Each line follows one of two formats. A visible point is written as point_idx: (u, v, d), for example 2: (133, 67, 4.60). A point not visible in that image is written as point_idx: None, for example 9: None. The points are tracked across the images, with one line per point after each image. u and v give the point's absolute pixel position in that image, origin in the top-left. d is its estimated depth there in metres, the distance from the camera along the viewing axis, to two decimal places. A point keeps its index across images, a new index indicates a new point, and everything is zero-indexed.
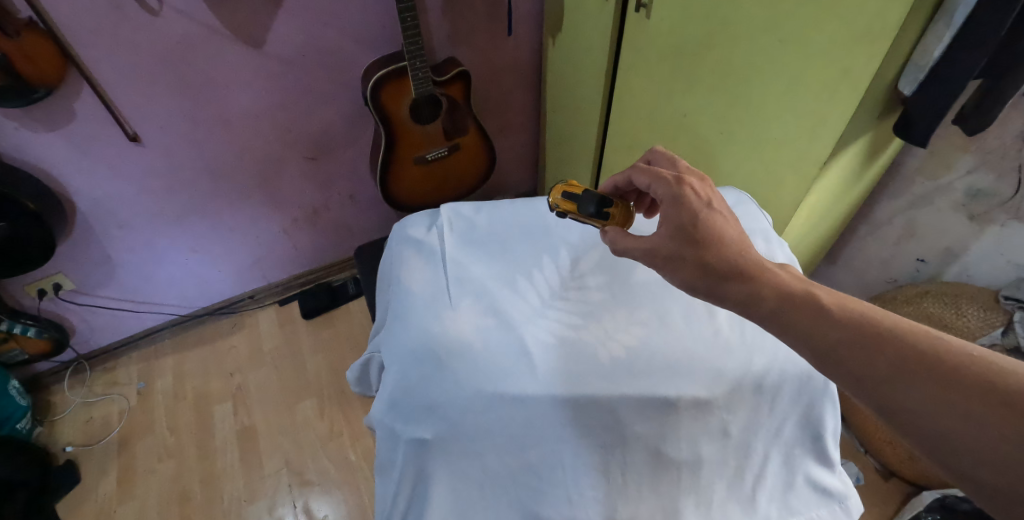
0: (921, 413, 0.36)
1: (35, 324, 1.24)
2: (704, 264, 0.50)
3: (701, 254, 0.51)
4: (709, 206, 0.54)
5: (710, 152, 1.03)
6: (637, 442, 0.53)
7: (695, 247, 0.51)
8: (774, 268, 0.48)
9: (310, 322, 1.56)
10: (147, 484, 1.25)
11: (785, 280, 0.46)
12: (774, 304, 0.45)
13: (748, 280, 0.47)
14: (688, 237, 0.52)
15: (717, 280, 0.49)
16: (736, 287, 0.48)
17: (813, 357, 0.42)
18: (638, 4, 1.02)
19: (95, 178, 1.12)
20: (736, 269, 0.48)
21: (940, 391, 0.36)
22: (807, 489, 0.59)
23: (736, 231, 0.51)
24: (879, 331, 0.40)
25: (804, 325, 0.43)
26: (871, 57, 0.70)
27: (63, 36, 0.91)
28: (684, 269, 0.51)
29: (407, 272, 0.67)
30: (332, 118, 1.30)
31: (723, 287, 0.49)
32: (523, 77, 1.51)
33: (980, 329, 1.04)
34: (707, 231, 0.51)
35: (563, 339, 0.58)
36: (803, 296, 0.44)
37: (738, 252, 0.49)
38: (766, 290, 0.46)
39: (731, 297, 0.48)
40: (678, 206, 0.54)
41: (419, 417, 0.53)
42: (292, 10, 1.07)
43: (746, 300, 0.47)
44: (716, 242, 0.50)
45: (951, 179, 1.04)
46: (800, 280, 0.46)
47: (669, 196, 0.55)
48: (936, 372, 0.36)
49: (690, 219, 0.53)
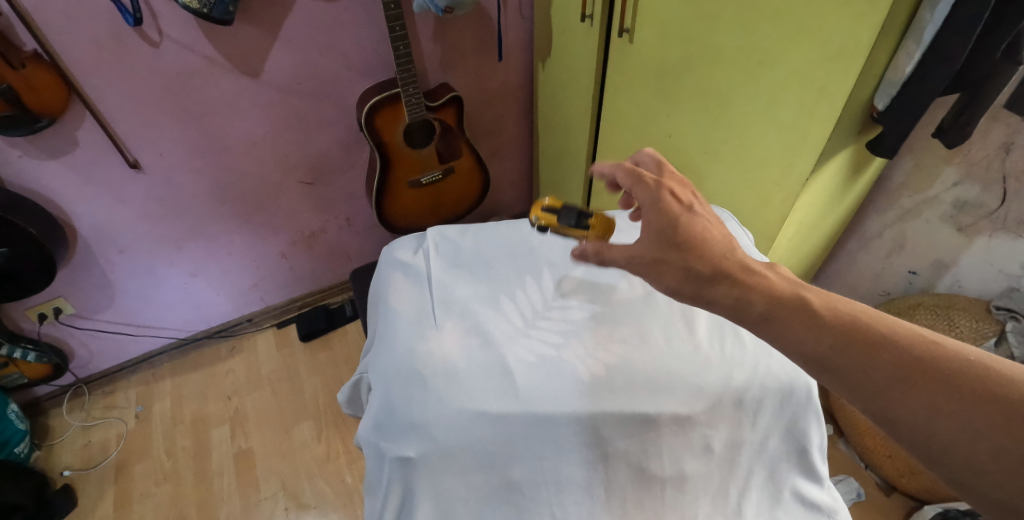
0: (921, 420, 0.37)
1: (35, 349, 1.26)
2: (688, 270, 0.51)
3: (687, 259, 0.51)
4: (690, 210, 0.55)
5: (697, 172, 1.06)
6: (619, 458, 0.54)
7: (679, 251, 0.52)
8: (762, 271, 0.48)
9: (308, 344, 1.58)
10: (143, 508, 1.25)
11: (774, 282, 0.47)
12: (763, 308, 0.46)
13: (734, 285, 0.48)
14: (667, 242, 0.53)
15: (699, 284, 0.50)
16: (724, 291, 0.48)
17: (804, 362, 0.43)
18: (621, 29, 1.05)
19: (97, 204, 1.14)
20: (721, 272, 0.49)
21: (939, 398, 0.37)
22: (796, 504, 0.58)
23: (719, 232, 0.53)
24: (872, 336, 0.40)
25: (789, 328, 0.44)
26: (845, 77, 0.72)
27: (66, 68, 0.95)
28: (669, 272, 0.52)
29: (394, 294, 0.68)
30: (329, 143, 1.33)
31: (710, 292, 0.49)
32: (515, 99, 1.54)
33: (973, 340, 1.04)
34: (689, 235, 0.52)
35: (544, 359, 0.59)
36: (791, 299, 0.45)
37: (724, 256, 0.50)
38: (753, 295, 0.46)
39: (720, 301, 0.48)
40: (659, 211, 0.55)
41: (404, 435, 0.54)
42: (288, 39, 1.11)
43: (734, 304, 0.47)
44: (700, 244, 0.51)
45: (937, 192, 1.05)
46: (788, 282, 0.47)
47: (650, 200, 0.56)
48: (933, 377, 0.37)
49: (670, 223, 0.54)
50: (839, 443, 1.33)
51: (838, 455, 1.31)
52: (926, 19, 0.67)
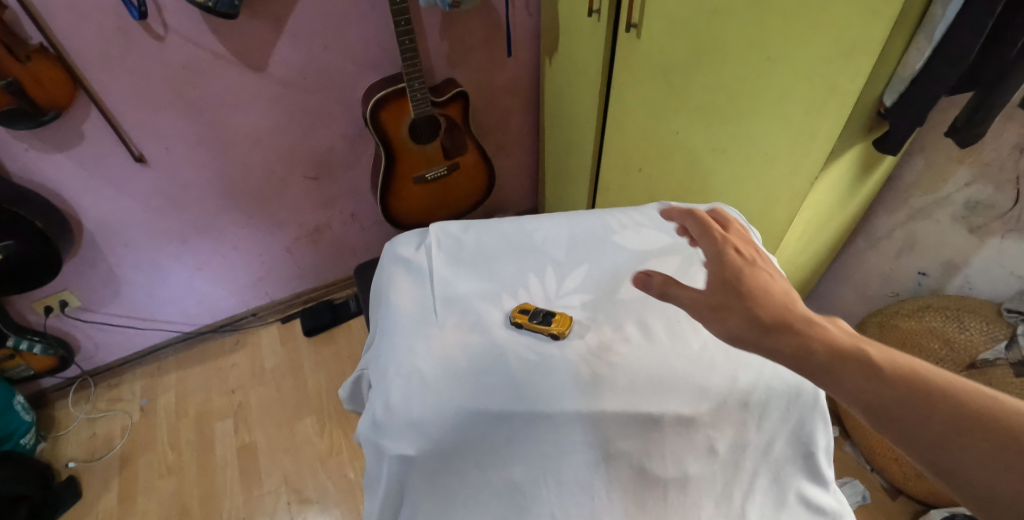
0: (985, 480, 0.34)
1: (41, 340, 1.27)
2: (750, 319, 0.47)
3: (748, 307, 0.48)
4: (753, 263, 0.52)
5: (703, 171, 1.05)
6: (620, 458, 0.54)
7: (742, 299, 0.48)
8: (821, 321, 0.45)
9: (312, 339, 1.58)
10: (146, 500, 1.25)
11: (833, 332, 0.44)
12: (824, 358, 0.42)
13: (792, 333, 0.44)
14: (728, 292, 0.50)
15: (761, 333, 0.46)
16: (784, 340, 0.45)
17: (862, 415, 0.40)
18: (628, 25, 1.04)
19: (102, 197, 1.15)
20: (783, 321, 0.46)
21: (1002, 458, 0.34)
22: (802, 509, 0.56)
23: (782, 286, 0.49)
24: (933, 391, 0.38)
25: (848, 380, 0.40)
26: (858, 74, 0.71)
27: (71, 61, 0.95)
28: (732, 319, 0.48)
29: (395, 290, 0.68)
30: (334, 139, 1.33)
31: (769, 340, 0.45)
32: (521, 95, 1.53)
33: (984, 344, 1.01)
34: (750, 286, 0.49)
35: (545, 357, 0.59)
36: (851, 350, 0.42)
37: (784, 306, 0.47)
38: (812, 343, 0.43)
39: (781, 350, 0.44)
40: (719, 263, 0.52)
41: (401, 432, 0.53)
42: (293, 33, 1.11)
43: (795, 353, 0.43)
44: (762, 295, 0.48)
45: (949, 192, 1.04)
46: (848, 333, 0.44)
47: (712, 252, 0.53)
48: (995, 434, 0.35)
49: (732, 274, 0.51)
50: (845, 445, 1.31)
51: (845, 458, 1.29)
52: (938, 14, 0.65)
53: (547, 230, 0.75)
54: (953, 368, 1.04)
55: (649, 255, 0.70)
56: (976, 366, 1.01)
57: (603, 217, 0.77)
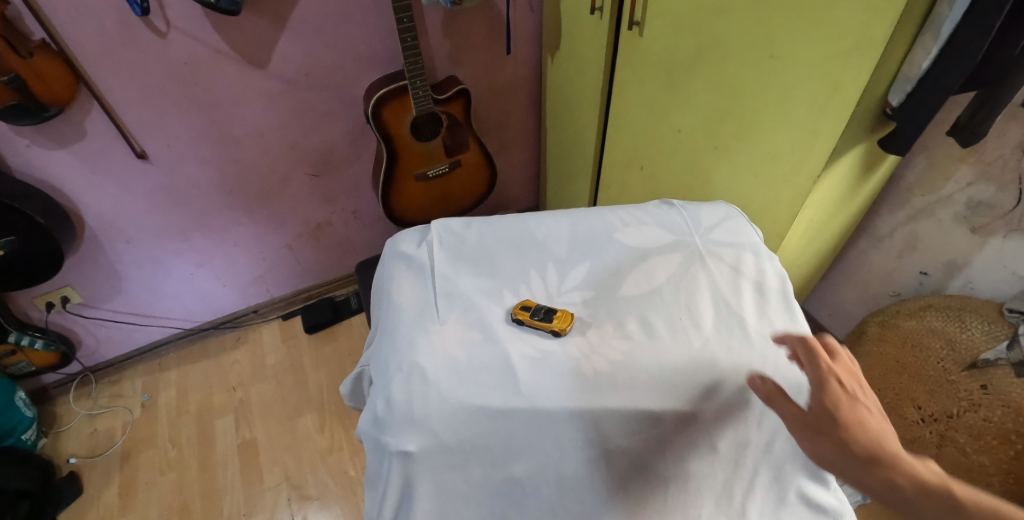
0: None
1: (43, 337, 1.27)
2: (843, 448, 0.46)
3: (842, 438, 0.46)
4: (857, 395, 0.49)
5: (705, 170, 1.04)
6: (620, 454, 0.53)
7: (837, 428, 0.47)
8: (919, 463, 0.44)
9: (313, 336, 1.58)
10: (147, 496, 1.26)
11: (929, 476, 0.43)
12: (917, 503, 0.42)
13: (886, 470, 0.44)
14: (823, 421, 0.48)
15: (856, 467, 0.45)
16: (879, 478, 0.44)
17: None
18: (631, 23, 1.04)
19: (104, 194, 1.15)
20: (880, 458, 0.44)
21: None
22: (801, 506, 0.54)
23: (885, 424, 0.47)
24: None
25: None
26: (860, 72, 0.71)
27: (74, 57, 0.95)
28: (825, 442, 0.47)
29: (396, 287, 0.68)
30: (336, 136, 1.33)
31: (864, 475, 0.44)
32: (524, 93, 1.53)
33: (985, 344, 0.96)
34: (849, 418, 0.47)
35: (547, 355, 0.59)
36: (949, 499, 0.41)
37: (885, 444, 0.45)
38: (906, 486, 0.43)
39: (875, 488, 0.44)
40: (820, 389, 0.50)
41: (403, 429, 0.54)
42: (295, 30, 1.10)
43: (885, 493, 0.43)
44: (861, 428, 0.47)
45: (951, 191, 1.04)
46: (946, 480, 0.43)
47: (815, 378, 0.51)
48: None
49: (831, 402, 0.49)
50: None
51: None
52: (944, 13, 0.65)
53: (548, 227, 0.75)
54: (953, 369, 0.99)
55: (649, 252, 0.70)
56: (976, 366, 0.96)
57: (604, 214, 0.77)
